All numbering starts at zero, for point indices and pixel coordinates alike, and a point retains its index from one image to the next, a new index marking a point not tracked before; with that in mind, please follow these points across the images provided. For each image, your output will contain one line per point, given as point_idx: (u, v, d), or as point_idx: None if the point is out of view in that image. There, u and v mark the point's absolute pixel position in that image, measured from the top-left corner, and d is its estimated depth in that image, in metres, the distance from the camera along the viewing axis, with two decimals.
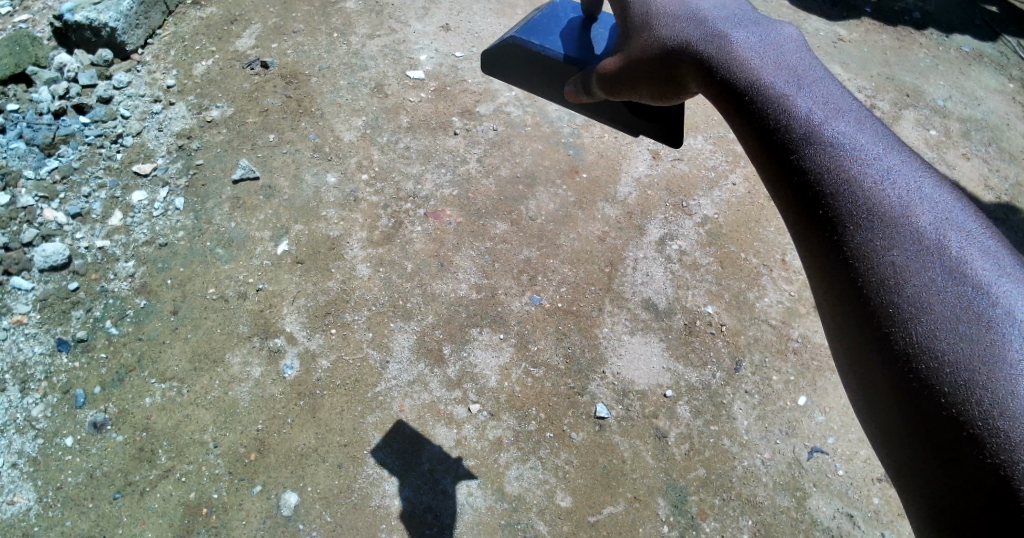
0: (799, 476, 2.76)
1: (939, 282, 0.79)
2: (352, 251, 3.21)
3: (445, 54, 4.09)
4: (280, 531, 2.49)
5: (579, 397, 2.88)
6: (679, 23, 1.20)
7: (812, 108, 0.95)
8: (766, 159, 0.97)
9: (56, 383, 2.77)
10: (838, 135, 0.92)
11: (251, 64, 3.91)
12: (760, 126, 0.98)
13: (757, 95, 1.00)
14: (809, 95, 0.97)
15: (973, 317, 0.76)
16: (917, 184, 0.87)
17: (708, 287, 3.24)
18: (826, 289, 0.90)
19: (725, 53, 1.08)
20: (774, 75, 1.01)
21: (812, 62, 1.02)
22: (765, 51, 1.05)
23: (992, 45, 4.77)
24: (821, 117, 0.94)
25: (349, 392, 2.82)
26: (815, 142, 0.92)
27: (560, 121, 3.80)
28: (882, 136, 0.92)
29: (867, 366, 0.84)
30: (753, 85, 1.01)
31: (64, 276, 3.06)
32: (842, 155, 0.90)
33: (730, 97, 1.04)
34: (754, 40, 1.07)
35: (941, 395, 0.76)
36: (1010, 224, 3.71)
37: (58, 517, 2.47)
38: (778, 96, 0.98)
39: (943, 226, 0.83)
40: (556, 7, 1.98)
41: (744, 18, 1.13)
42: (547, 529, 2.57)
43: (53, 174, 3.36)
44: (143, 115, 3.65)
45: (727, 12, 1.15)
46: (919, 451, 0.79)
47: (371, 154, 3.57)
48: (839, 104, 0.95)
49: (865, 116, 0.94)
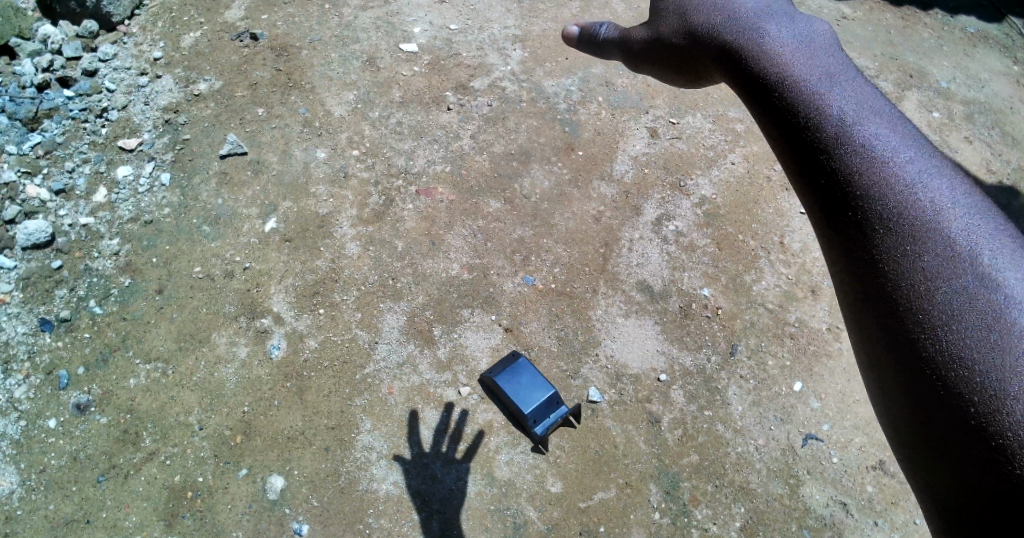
0: (793, 463, 2.72)
1: (969, 289, 0.77)
2: (342, 229, 3.14)
3: (439, 27, 3.98)
4: (266, 516, 2.46)
5: (572, 381, 2.83)
6: (710, 11, 1.12)
7: (845, 109, 0.92)
8: (793, 158, 0.94)
9: (40, 363, 2.72)
10: (870, 139, 0.89)
11: (240, 36, 3.80)
12: (789, 126, 0.95)
13: (789, 91, 0.96)
14: (842, 96, 0.93)
15: (1004, 323, 0.75)
16: (945, 184, 0.85)
17: (705, 269, 3.18)
18: (851, 288, 0.88)
19: (755, 44, 1.03)
20: (807, 75, 0.97)
21: (845, 63, 0.99)
22: (797, 45, 1.01)
23: (998, 26, 4.65)
24: (855, 119, 0.91)
25: (337, 374, 2.77)
26: (847, 143, 0.89)
27: (556, 97, 3.72)
28: (914, 141, 0.90)
29: (887, 366, 0.83)
30: (784, 81, 0.97)
31: (47, 254, 2.99)
32: (875, 160, 0.88)
33: (759, 93, 1.00)
34: (790, 37, 1.03)
35: (968, 402, 0.74)
36: (1012, 210, 3.63)
37: (42, 500, 2.44)
38: (811, 96, 0.94)
39: (974, 233, 0.81)
40: (530, 392, 2.65)
41: (778, 13, 1.08)
42: (537, 515, 2.53)
43: (37, 149, 3.27)
44: (129, 88, 3.55)
45: (757, 7, 1.09)
46: (939, 455, 0.78)
47: (362, 129, 3.48)
48: (871, 108, 0.92)
49: (898, 121, 0.92)
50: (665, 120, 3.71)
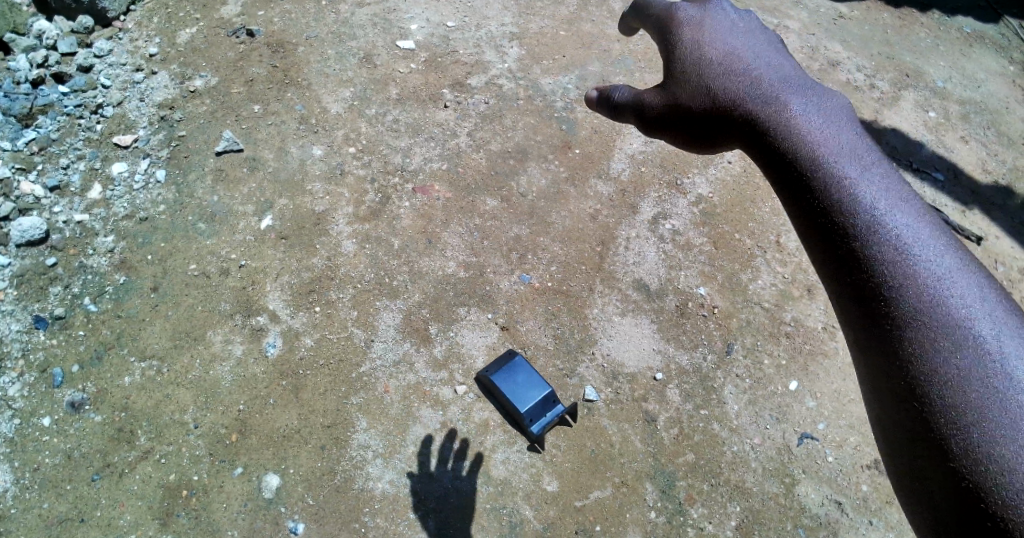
0: (788, 462, 2.73)
1: (977, 376, 0.91)
2: (338, 227, 3.13)
3: (436, 24, 3.97)
4: (262, 514, 2.45)
5: (568, 380, 2.83)
6: (740, 88, 1.25)
7: (869, 201, 1.05)
8: (820, 239, 1.08)
9: (34, 361, 2.71)
10: (892, 230, 1.02)
11: (236, 32, 3.79)
12: (817, 210, 1.08)
13: (818, 178, 1.09)
14: (866, 186, 1.06)
15: (1005, 410, 0.88)
16: (959, 275, 0.98)
17: (702, 268, 3.19)
18: (870, 361, 1.01)
19: (785, 129, 1.16)
20: (836, 163, 1.09)
21: (869, 149, 1.11)
22: (823, 129, 1.14)
23: (995, 26, 4.66)
24: (877, 212, 1.04)
25: (333, 372, 2.76)
26: (871, 234, 1.02)
27: (554, 95, 3.71)
28: (932, 230, 1.02)
29: (902, 433, 0.97)
30: (814, 168, 1.10)
31: (42, 251, 2.97)
32: (896, 251, 1.01)
33: (789, 176, 1.13)
34: (817, 121, 1.15)
35: (970, 477, 0.89)
36: (1008, 210, 3.64)
37: (36, 498, 2.43)
38: (839, 184, 1.07)
39: (984, 323, 0.94)
40: (524, 396, 2.62)
41: (804, 91, 1.20)
42: (533, 514, 2.53)
43: (31, 145, 3.25)
44: (124, 84, 3.53)
45: (785, 87, 1.22)
46: (944, 516, 0.92)
47: (358, 127, 3.47)
48: (893, 197, 1.05)
49: (919, 210, 1.04)
50: None
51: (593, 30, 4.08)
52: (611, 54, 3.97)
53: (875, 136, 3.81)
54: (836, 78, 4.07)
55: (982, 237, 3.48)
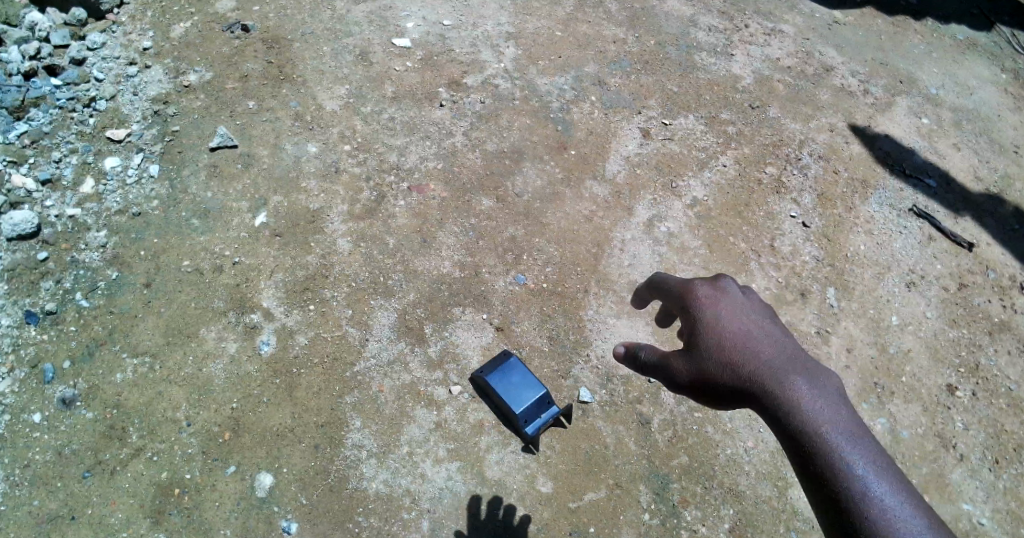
0: (781, 465, 2.75)
1: None
2: (333, 225, 3.12)
3: (433, 22, 3.97)
4: (255, 514, 2.44)
5: (563, 381, 2.84)
6: (759, 360, 1.35)
7: (868, 478, 1.16)
8: (828, 509, 1.18)
9: (24, 356, 2.68)
10: (887, 506, 1.14)
11: (232, 27, 3.76)
12: (825, 486, 1.19)
13: (825, 454, 1.20)
14: (865, 463, 1.18)
15: None
16: None
17: (696, 271, 3.20)
18: None
19: (796, 405, 1.27)
20: (841, 441, 1.21)
21: (863, 428, 1.24)
22: (829, 410, 1.26)
23: (987, 34, 4.71)
24: (874, 489, 1.15)
25: (327, 371, 2.75)
26: (870, 509, 1.14)
27: (550, 96, 3.72)
28: (918, 509, 1.15)
29: None
30: (822, 443, 1.21)
31: (33, 245, 2.94)
32: (893, 526, 1.12)
33: (799, 449, 1.24)
34: (823, 401, 1.27)
35: None
36: (998, 217, 3.67)
37: (26, 495, 2.41)
38: (843, 462, 1.19)
39: None
40: (519, 397, 2.65)
41: (809, 370, 1.34)
42: (528, 515, 2.53)
43: (23, 138, 3.22)
44: (117, 77, 3.50)
45: (794, 361, 1.35)
46: None
47: (354, 124, 3.46)
48: (887, 475, 1.17)
49: (907, 487, 1.17)
50: (657, 121, 3.72)
51: (589, 31, 4.08)
52: (607, 55, 3.98)
53: (868, 142, 3.84)
54: (830, 83, 4.09)
55: (973, 244, 3.52)
